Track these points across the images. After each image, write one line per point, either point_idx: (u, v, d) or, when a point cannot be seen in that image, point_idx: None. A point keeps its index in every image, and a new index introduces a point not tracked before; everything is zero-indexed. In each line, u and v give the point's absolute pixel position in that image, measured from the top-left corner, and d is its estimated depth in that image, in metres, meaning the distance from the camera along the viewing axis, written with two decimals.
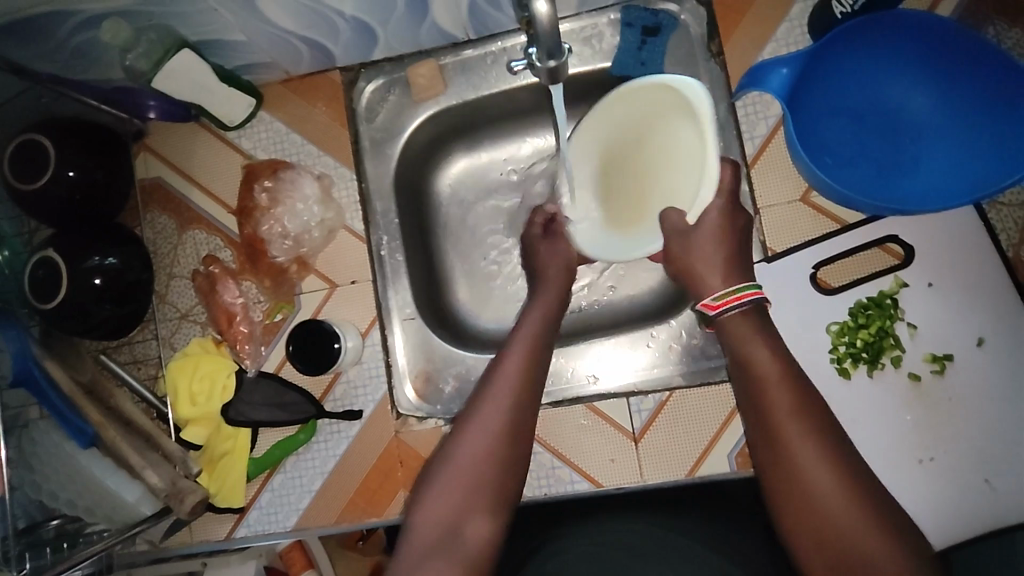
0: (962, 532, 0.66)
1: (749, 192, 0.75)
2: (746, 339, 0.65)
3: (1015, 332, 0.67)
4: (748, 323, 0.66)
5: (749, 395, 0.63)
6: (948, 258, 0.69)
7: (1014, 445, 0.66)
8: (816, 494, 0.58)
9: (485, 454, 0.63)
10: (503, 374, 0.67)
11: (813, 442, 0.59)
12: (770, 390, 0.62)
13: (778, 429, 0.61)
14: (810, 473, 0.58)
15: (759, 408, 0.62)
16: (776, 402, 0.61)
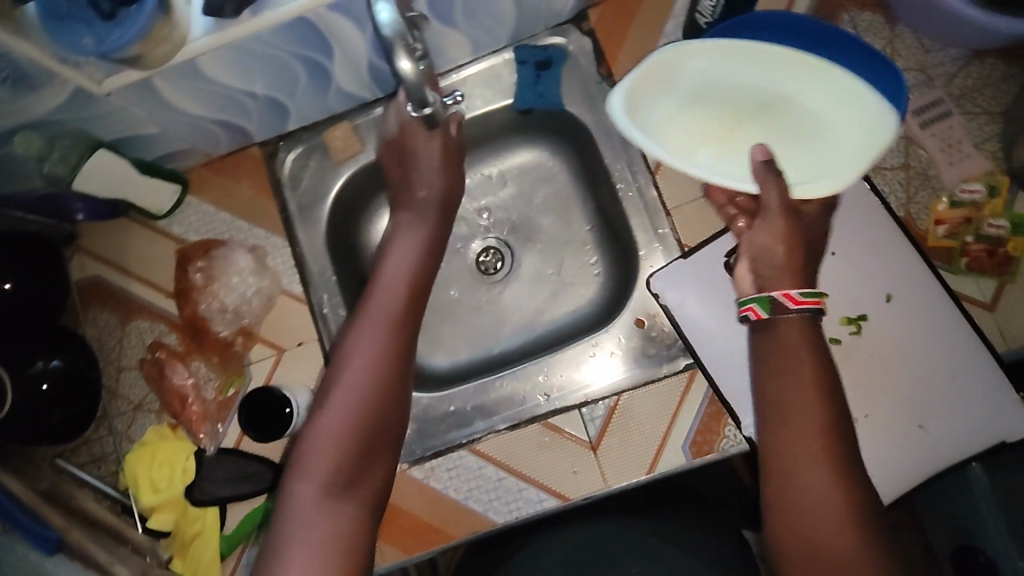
0: (910, 480, 0.69)
1: (657, 197, 0.80)
2: (790, 337, 0.61)
3: (917, 283, 0.72)
4: (801, 330, 0.61)
5: (777, 396, 0.61)
6: (848, 225, 0.74)
7: (936, 388, 0.70)
8: (810, 499, 0.57)
9: (367, 396, 0.65)
10: (380, 304, 0.70)
11: (830, 454, 0.58)
12: (797, 396, 0.60)
13: (794, 427, 0.59)
14: (812, 479, 0.57)
15: (782, 409, 0.60)
16: (802, 411, 0.59)
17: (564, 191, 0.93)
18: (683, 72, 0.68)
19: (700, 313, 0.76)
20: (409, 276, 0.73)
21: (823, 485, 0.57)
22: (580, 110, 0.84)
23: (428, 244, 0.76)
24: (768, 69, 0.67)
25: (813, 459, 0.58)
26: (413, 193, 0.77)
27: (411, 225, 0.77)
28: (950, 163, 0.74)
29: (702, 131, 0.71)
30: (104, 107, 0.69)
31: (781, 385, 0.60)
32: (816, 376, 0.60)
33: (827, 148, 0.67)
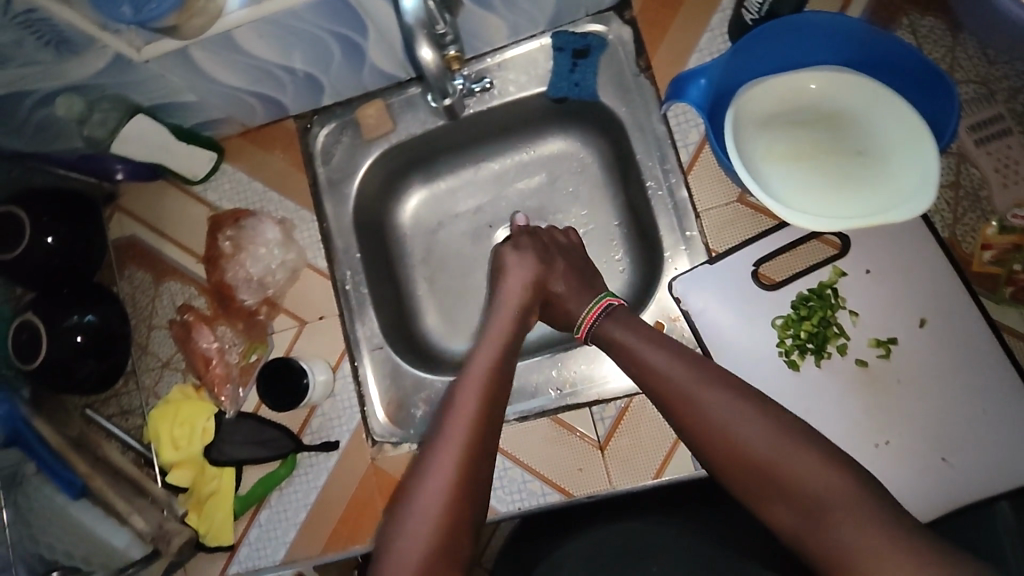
0: (926, 513, 0.67)
1: (687, 198, 0.78)
2: (641, 348, 0.70)
3: (955, 310, 0.69)
4: (616, 317, 0.74)
5: (674, 402, 0.65)
6: (885, 244, 0.71)
7: (965, 420, 0.67)
8: (728, 429, 0.61)
9: (437, 530, 0.60)
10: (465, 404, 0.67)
11: (758, 413, 0.61)
12: (695, 387, 0.64)
13: (674, 381, 0.66)
14: (714, 409, 0.62)
15: (668, 383, 0.66)
16: (706, 400, 0.63)
17: (595, 185, 0.90)
18: (803, 96, 0.72)
19: (724, 322, 0.74)
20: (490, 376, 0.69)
21: (723, 404, 0.62)
22: (617, 102, 0.81)
23: (505, 359, 0.72)
24: (879, 125, 0.69)
25: (706, 395, 0.63)
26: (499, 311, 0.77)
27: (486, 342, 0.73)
28: None
29: (788, 149, 0.71)
30: (143, 73, 0.71)
31: (645, 358, 0.69)
32: (691, 364, 0.66)
33: (874, 196, 0.67)
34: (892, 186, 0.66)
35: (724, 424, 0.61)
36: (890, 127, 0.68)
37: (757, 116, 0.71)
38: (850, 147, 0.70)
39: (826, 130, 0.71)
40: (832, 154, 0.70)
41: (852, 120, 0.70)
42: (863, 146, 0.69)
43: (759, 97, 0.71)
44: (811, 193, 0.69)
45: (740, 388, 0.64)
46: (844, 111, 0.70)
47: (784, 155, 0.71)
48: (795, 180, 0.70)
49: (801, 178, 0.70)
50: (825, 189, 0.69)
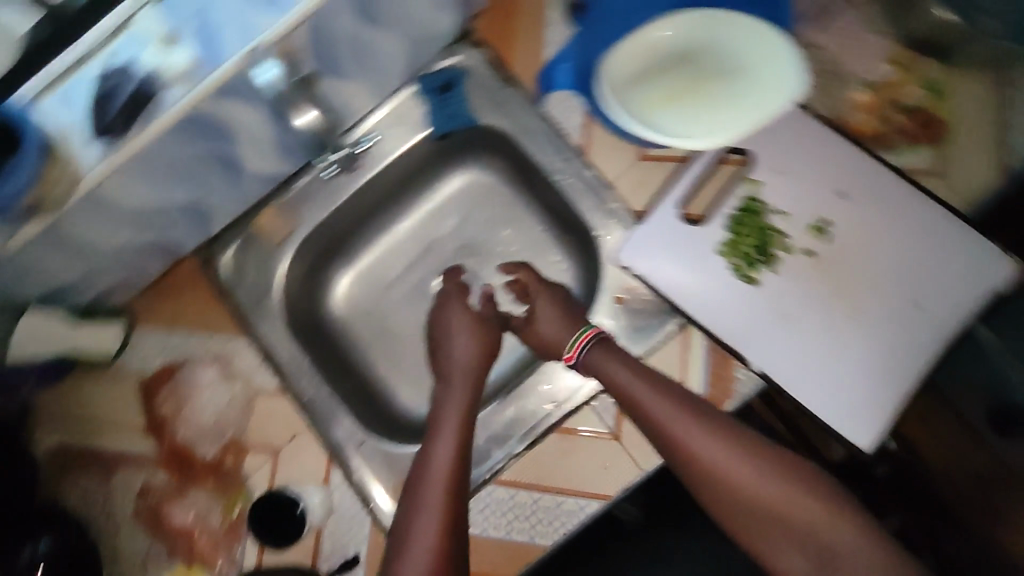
0: (926, 360, 0.69)
1: (594, 174, 0.80)
2: (630, 384, 0.66)
3: (864, 173, 0.73)
4: (599, 347, 0.70)
5: (666, 442, 0.63)
6: (781, 139, 0.74)
7: (917, 264, 0.71)
8: (736, 480, 0.60)
9: None
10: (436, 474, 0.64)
11: (754, 457, 0.61)
12: (689, 430, 0.62)
13: (670, 425, 0.63)
14: (712, 454, 0.61)
15: (664, 429, 0.63)
16: (705, 442, 0.61)
17: (507, 203, 0.92)
18: (653, 40, 0.74)
19: (677, 269, 0.74)
20: (458, 438, 0.68)
21: (720, 449, 0.61)
22: (495, 117, 0.84)
23: (468, 413, 0.71)
24: (725, 42, 0.74)
25: (703, 439, 0.62)
26: (448, 360, 0.76)
27: (445, 428, 0.69)
28: (851, 53, 0.76)
29: (662, 95, 0.74)
30: (18, 263, 0.67)
31: (635, 395, 0.66)
32: (682, 403, 0.64)
33: (751, 102, 0.72)
34: (761, 88, 0.72)
35: (731, 476, 0.60)
36: (747, 42, 0.72)
37: (623, 77, 0.74)
38: (711, 71, 0.74)
39: (683, 64, 0.75)
40: (699, 82, 0.74)
41: (700, 48, 0.75)
42: (719, 66, 0.74)
43: (625, 63, 0.74)
44: (701, 123, 0.73)
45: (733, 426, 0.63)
46: (691, 42, 0.75)
47: (662, 101, 0.74)
48: (682, 118, 0.73)
49: (687, 114, 0.73)
50: (709, 115, 0.73)
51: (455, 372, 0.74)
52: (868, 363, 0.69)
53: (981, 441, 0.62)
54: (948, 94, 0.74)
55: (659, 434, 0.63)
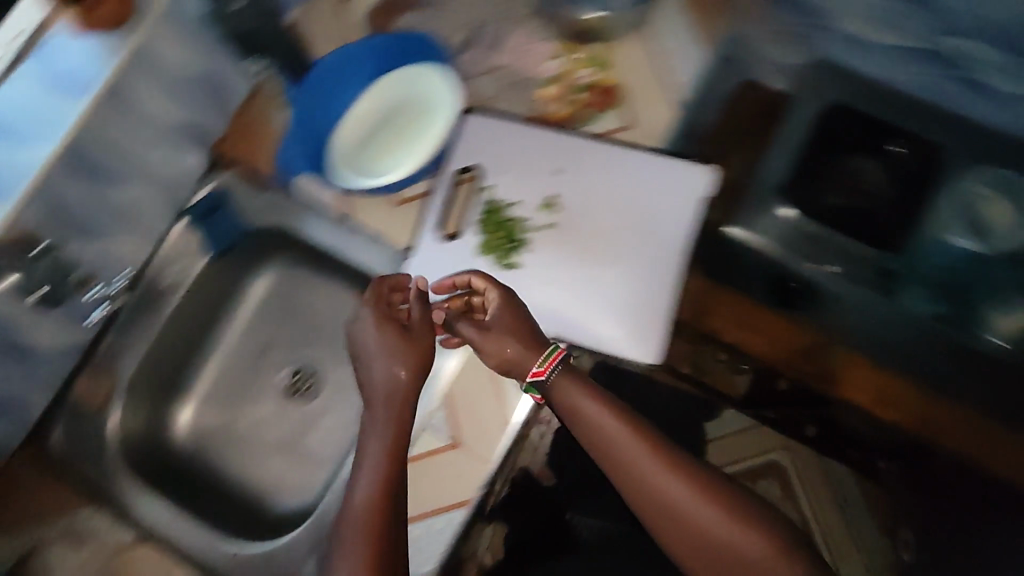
0: (671, 275, 0.81)
1: (361, 230, 0.88)
2: (592, 413, 0.69)
3: (568, 148, 0.85)
4: (570, 378, 0.71)
5: (677, 520, 0.66)
6: (496, 146, 0.86)
7: (636, 203, 0.83)
8: (677, 504, 0.66)
9: None
10: (357, 523, 0.66)
11: (715, 505, 0.66)
12: (653, 468, 0.67)
13: (627, 460, 0.68)
14: (666, 488, 0.67)
15: (619, 457, 0.68)
16: (646, 464, 0.67)
17: (310, 283, 0.97)
18: (368, 109, 0.84)
19: (452, 281, 0.81)
20: (382, 487, 0.67)
21: (677, 485, 0.67)
22: (265, 217, 0.94)
23: (394, 457, 0.68)
24: (415, 91, 0.85)
25: (670, 481, 0.67)
26: (365, 390, 0.71)
27: (364, 475, 0.67)
28: (527, 61, 0.90)
29: (380, 150, 0.85)
30: None
31: (598, 428, 0.69)
32: (645, 440, 0.69)
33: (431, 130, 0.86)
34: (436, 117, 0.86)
35: (674, 502, 0.66)
36: (444, 90, 0.85)
37: (349, 147, 0.83)
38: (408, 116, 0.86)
39: (391, 118, 0.85)
40: (403, 128, 0.85)
41: (403, 101, 0.85)
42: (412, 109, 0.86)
43: (348, 133, 0.83)
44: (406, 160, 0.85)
45: (750, 512, 0.66)
46: (394, 99, 0.85)
47: (379, 155, 0.85)
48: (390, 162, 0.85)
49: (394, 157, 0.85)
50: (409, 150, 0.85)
51: (374, 397, 0.71)
52: (629, 297, 0.80)
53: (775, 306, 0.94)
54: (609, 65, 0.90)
55: (619, 465, 0.68)
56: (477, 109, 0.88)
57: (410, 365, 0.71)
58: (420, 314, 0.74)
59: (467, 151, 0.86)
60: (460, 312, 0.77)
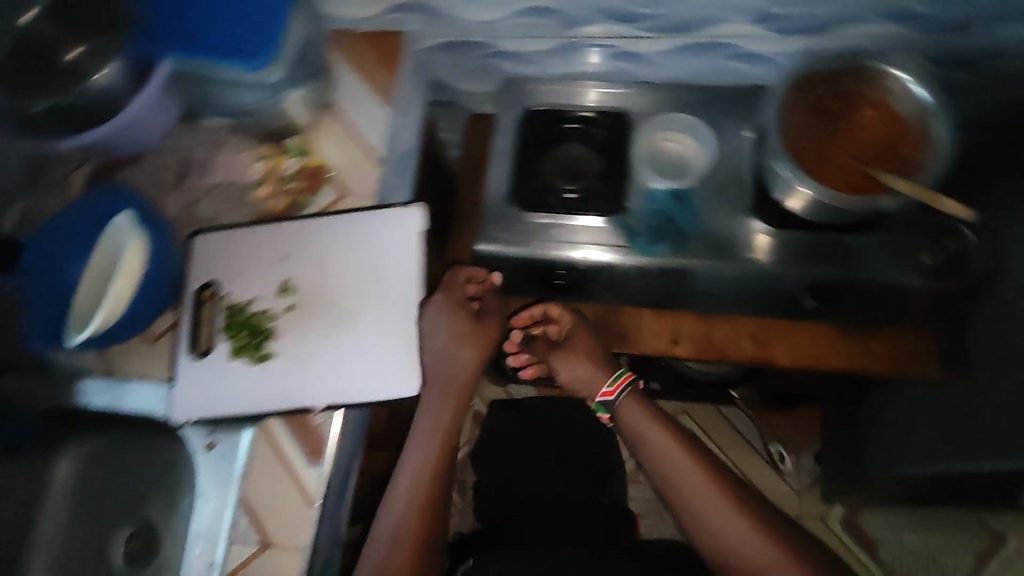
0: (411, 309, 0.86)
1: (127, 378, 0.92)
2: (674, 452, 0.91)
3: (289, 233, 0.91)
4: (638, 405, 0.97)
5: (682, 499, 0.88)
6: (225, 256, 0.91)
7: (362, 258, 0.88)
8: (711, 529, 0.85)
9: None
10: (398, 498, 0.89)
11: (770, 540, 0.82)
12: (692, 499, 0.87)
13: (674, 482, 0.89)
14: (704, 512, 0.85)
15: (676, 476, 0.89)
16: (692, 466, 0.89)
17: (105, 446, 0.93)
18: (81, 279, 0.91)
19: (217, 391, 0.86)
20: (425, 468, 0.91)
21: (735, 519, 0.83)
22: (40, 400, 0.91)
23: (434, 446, 0.93)
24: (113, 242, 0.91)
25: (711, 505, 0.85)
26: (419, 425, 0.95)
27: (416, 450, 0.93)
28: (234, 173, 0.97)
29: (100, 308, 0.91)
30: None
31: (671, 450, 0.91)
32: (717, 483, 0.87)
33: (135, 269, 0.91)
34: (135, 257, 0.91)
35: (711, 527, 0.85)
36: (128, 227, 0.91)
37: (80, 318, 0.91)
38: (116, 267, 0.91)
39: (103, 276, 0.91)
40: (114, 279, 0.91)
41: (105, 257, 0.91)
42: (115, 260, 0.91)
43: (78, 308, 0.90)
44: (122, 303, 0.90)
45: (736, 483, 0.88)
46: (97, 259, 0.91)
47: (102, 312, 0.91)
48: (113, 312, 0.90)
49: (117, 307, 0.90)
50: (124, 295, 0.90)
51: (426, 429, 0.95)
52: (379, 343, 0.85)
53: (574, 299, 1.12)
54: (308, 148, 0.96)
55: (666, 477, 0.90)
56: (200, 232, 0.93)
57: (482, 342, 1.00)
58: (490, 304, 1.03)
59: (203, 271, 0.91)
60: (542, 339, 1.04)
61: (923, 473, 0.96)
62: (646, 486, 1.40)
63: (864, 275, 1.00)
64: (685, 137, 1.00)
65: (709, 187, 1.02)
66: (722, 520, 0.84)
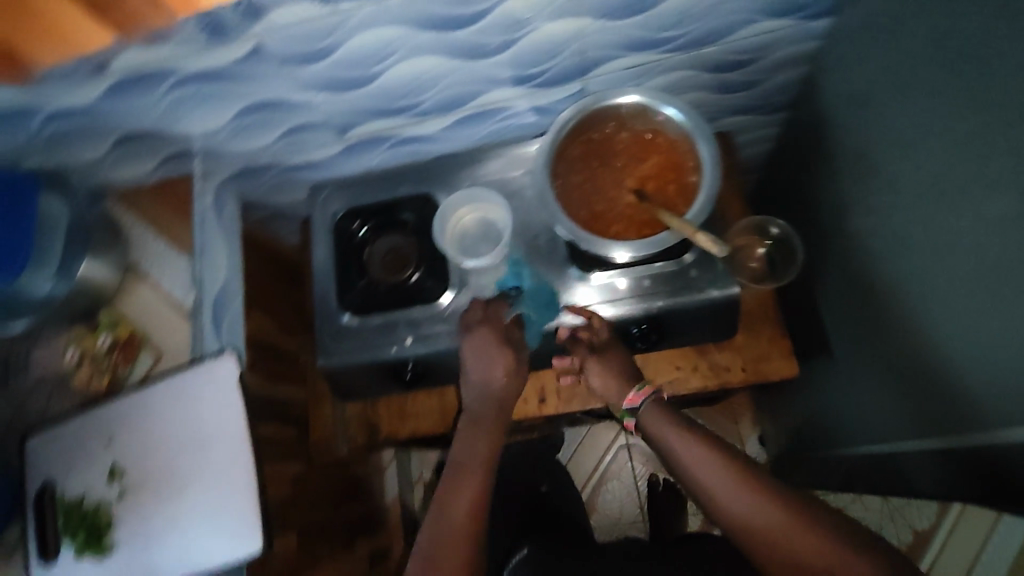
0: (244, 458, 0.86)
1: None
2: (690, 452, 0.78)
3: (109, 417, 0.89)
4: (656, 412, 0.85)
5: (724, 510, 0.73)
6: (54, 454, 0.89)
7: (185, 421, 0.88)
8: (755, 520, 0.71)
9: None
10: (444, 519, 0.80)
11: (801, 522, 0.68)
12: (743, 495, 0.72)
13: (713, 487, 0.74)
14: (737, 505, 0.72)
15: (697, 479, 0.76)
16: (729, 490, 0.73)
17: None
18: None
19: None
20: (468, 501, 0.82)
21: (759, 506, 0.71)
22: None
23: (481, 459, 0.86)
24: None
25: (746, 507, 0.71)
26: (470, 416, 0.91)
27: (462, 454, 0.87)
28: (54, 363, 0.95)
29: None
30: None
31: (688, 450, 0.78)
32: (744, 479, 0.73)
33: None
34: None
35: (753, 515, 0.71)
36: None
37: None
38: None
39: None
40: None
41: None
42: None
43: None
44: None
45: (788, 500, 0.71)
46: None
47: None
48: None
49: None
50: None
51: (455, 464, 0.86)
52: (222, 500, 0.84)
53: (409, 386, 1.05)
54: (118, 320, 0.95)
55: (700, 483, 0.76)
56: (31, 433, 0.91)
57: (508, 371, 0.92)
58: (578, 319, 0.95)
59: (37, 473, 0.89)
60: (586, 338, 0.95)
61: (885, 451, 0.96)
62: (603, 511, 1.69)
63: (711, 293, 0.92)
64: (486, 209, 1.02)
65: (526, 247, 0.99)
66: (758, 512, 0.71)
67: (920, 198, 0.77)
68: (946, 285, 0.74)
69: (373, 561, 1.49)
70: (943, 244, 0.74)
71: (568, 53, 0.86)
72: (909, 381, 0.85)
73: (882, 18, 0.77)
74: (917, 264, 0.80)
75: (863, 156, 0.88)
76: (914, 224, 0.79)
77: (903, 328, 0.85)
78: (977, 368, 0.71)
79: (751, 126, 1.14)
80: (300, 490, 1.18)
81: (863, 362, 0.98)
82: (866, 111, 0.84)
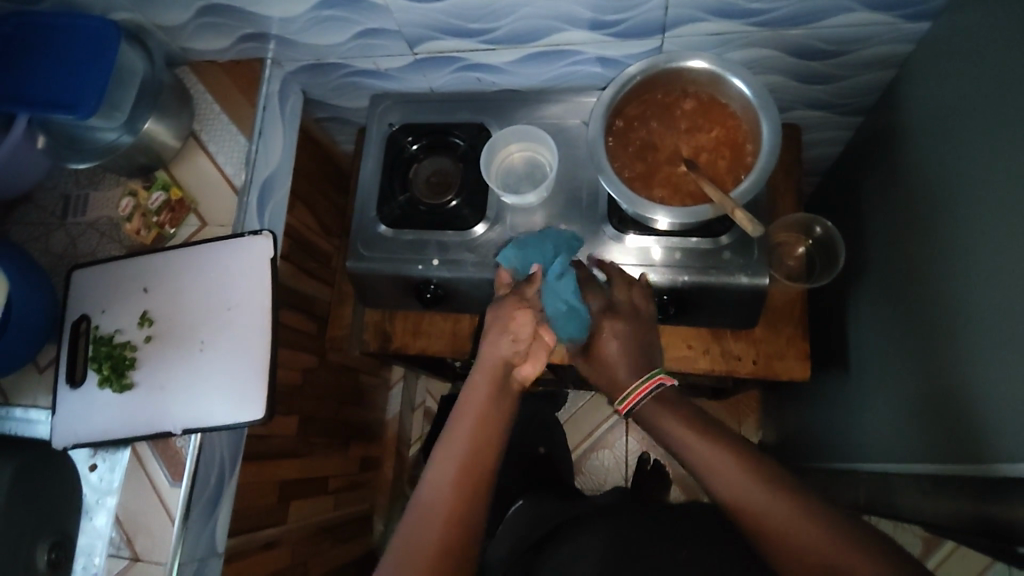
0: (260, 334, 0.91)
1: (21, 405, 0.99)
2: (707, 444, 0.69)
3: (149, 268, 0.96)
4: (659, 407, 0.75)
5: (746, 513, 0.64)
6: (95, 289, 0.96)
7: (213, 289, 0.93)
8: (785, 526, 0.61)
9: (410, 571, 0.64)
10: (448, 462, 0.71)
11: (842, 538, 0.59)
12: (769, 491, 0.63)
13: (725, 481, 0.66)
14: (764, 502, 0.63)
15: (717, 470, 0.67)
16: (725, 480, 0.66)
17: None
18: None
19: (93, 418, 0.92)
20: (465, 460, 0.71)
21: (797, 512, 0.61)
22: None
23: (486, 411, 0.75)
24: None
25: (776, 506, 0.62)
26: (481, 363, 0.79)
27: (473, 401, 0.76)
28: (109, 209, 1.01)
29: None
30: None
31: (701, 446, 0.69)
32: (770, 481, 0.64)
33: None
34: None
35: (784, 521, 0.61)
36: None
37: None
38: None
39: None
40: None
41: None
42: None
43: None
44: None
45: (819, 505, 0.62)
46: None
47: None
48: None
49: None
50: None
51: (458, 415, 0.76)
52: (234, 368, 0.90)
53: (427, 308, 1.09)
54: (172, 182, 1.00)
55: (713, 475, 0.67)
56: (79, 267, 0.98)
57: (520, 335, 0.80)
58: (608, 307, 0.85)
59: (78, 304, 0.96)
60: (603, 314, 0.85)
61: (883, 472, 0.93)
62: (587, 475, 1.72)
63: (739, 279, 0.92)
64: (536, 149, 1.03)
65: (566, 197, 1.00)
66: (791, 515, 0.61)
67: (992, 225, 0.72)
68: (1005, 323, 0.69)
69: (362, 466, 1.57)
70: (1000, 273, 0.70)
71: (652, 5, 0.84)
72: (937, 415, 0.82)
73: (991, 27, 0.72)
74: (969, 295, 0.76)
75: (933, 172, 0.84)
76: (981, 251, 0.74)
77: (939, 356, 0.82)
78: (1011, 400, 0.68)
79: (826, 123, 1.10)
80: (309, 380, 1.24)
81: (885, 383, 0.96)
82: (954, 124, 0.80)
